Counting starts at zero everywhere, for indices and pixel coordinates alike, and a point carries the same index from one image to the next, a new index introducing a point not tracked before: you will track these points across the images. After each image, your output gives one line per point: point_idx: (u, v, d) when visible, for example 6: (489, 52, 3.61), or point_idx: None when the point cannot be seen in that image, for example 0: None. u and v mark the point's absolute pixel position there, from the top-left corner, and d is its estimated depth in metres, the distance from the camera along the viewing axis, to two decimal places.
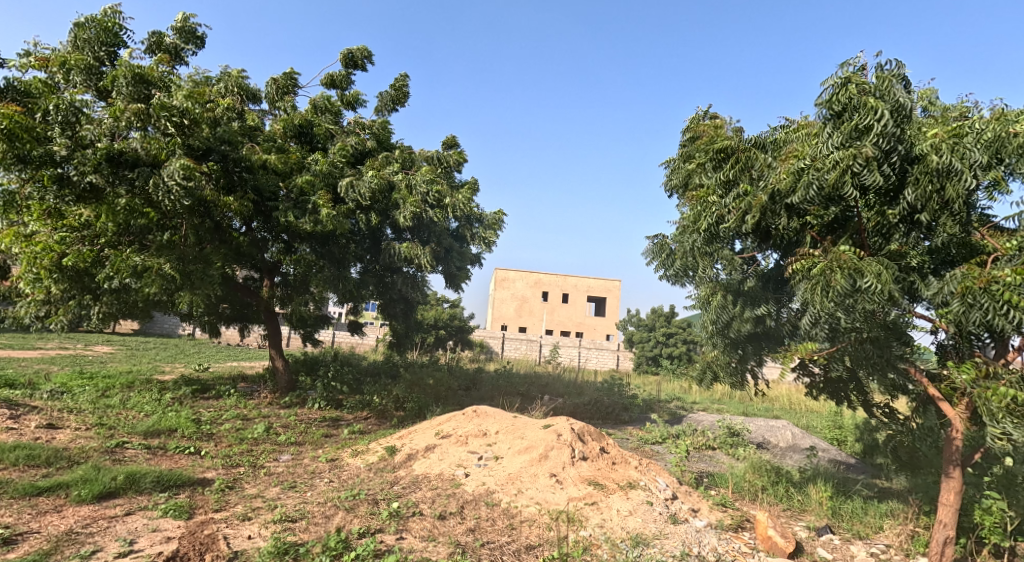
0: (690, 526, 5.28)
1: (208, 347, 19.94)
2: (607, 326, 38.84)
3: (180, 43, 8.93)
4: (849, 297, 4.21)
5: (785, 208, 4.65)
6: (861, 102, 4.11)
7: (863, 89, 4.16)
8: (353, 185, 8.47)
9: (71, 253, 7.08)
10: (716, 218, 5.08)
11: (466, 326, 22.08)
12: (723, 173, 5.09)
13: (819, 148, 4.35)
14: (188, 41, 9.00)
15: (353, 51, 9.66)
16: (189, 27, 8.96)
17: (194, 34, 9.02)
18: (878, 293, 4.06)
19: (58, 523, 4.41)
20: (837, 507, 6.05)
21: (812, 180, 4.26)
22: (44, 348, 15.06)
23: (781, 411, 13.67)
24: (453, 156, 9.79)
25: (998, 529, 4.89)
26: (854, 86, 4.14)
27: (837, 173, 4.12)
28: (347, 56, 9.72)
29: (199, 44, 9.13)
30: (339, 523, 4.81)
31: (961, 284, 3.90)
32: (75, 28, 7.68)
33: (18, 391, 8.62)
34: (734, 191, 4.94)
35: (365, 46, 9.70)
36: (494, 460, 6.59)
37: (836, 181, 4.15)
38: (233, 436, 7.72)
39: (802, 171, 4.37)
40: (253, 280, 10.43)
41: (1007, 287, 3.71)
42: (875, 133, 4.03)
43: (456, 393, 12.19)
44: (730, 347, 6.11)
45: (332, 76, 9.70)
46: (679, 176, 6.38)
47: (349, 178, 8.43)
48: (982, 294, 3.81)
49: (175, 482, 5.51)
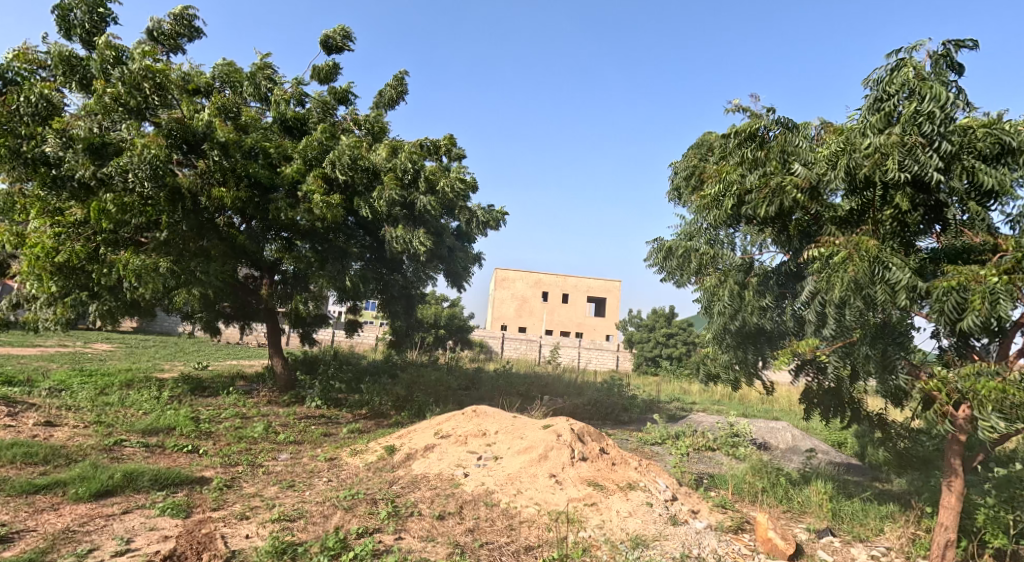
0: (690, 528, 5.25)
1: (208, 346, 19.96)
2: (607, 327, 38.92)
3: (178, 31, 8.93)
4: (865, 288, 4.15)
5: (812, 191, 4.56)
6: (909, 87, 4.05)
7: (916, 74, 4.09)
8: (337, 159, 8.36)
9: (66, 250, 7.02)
10: (737, 198, 4.91)
11: (466, 326, 22.09)
12: (748, 152, 4.98)
13: (858, 134, 4.33)
14: (187, 28, 8.99)
15: (331, 34, 9.63)
16: (188, 16, 8.92)
17: (191, 22, 8.97)
18: (895, 285, 4.04)
19: (55, 522, 4.39)
20: (838, 509, 6.03)
21: (845, 161, 4.22)
22: (44, 345, 15.08)
23: (781, 412, 13.68)
24: (443, 142, 9.65)
25: (1001, 533, 4.84)
26: (910, 67, 4.09)
27: (879, 158, 4.02)
28: (328, 41, 9.70)
29: (196, 34, 9.11)
30: (337, 523, 4.79)
31: (943, 282, 3.94)
32: (59, 9, 7.89)
33: (17, 389, 8.61)
34: (760, 169, 4.81)
35: (344, 27, 9.68)
36: (494, 460, 6.57)
37: (878, 166, 4.05)
38: (231, 435, 7.69)
39: (843, 153, 4.27)
40: (253, 277, 10.42)
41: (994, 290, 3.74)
42: (926, 121, 3.93)
43: (456, 393, 12.13)
44: (731, 347, 6.05)
45: (320, 68, 9.67)
46: (698, 167, 6.30)
47: (336, 150, 8.35)
48: (953, 290, 3.91)
49: (173, 481, 5.48)
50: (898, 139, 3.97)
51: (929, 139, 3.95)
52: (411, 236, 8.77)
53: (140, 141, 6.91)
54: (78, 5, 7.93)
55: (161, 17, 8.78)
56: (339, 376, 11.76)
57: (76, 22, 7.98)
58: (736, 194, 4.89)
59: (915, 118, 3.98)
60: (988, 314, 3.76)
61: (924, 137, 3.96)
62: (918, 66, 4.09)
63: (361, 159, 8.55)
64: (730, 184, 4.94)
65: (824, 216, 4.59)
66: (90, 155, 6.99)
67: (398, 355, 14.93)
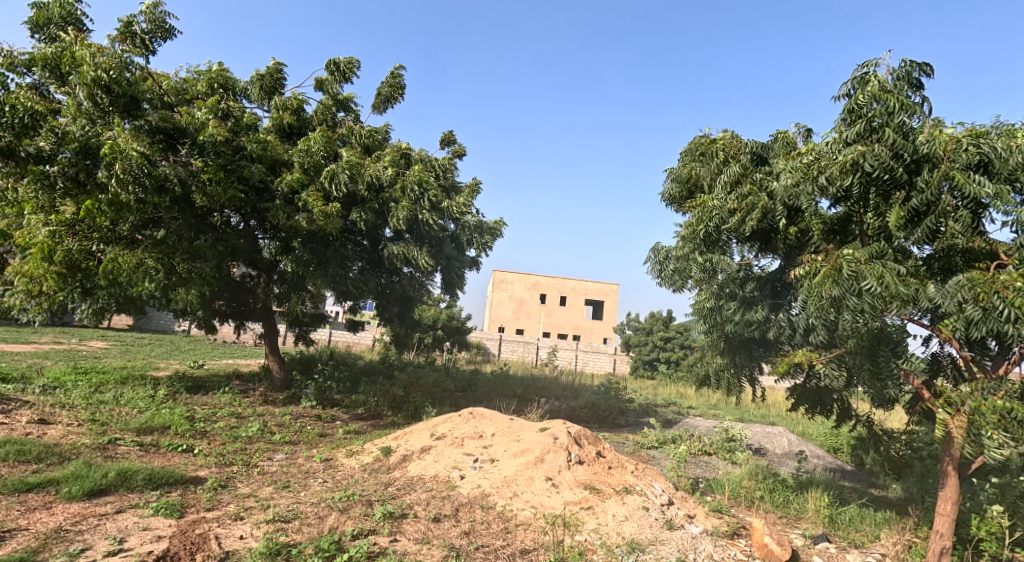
0: (686, 532, 5.23)
1: (204, 344, 19.86)
2: (603, 330, 39.05)
3: (153, 30, 8.38)
4: (857, 301, 4.16)
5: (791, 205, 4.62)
6: (879, 99, 4.10)
7: (881, 87, 4.18)
8: (335, 174, 8.17)
9: (63, 249, 7.08)
10: (719, 216, 4.97)
11: (464, 327, 22.06)
12: (725, 173, 5.10)
13: (831, 147, 4.38)
14: (161, 29, 8.42)
15: (340, 63, 9.62)
16: (160, 14, 8.34)
17: (165, 23, 8.41)
18: (884, 294, 4.03)
19: (47, 521, 4.34)
20: (834, 516, 6.03)
21: (814, 177, 4.32)
22: (39, 342, 14.95)
23: (777, 417, 13.75)
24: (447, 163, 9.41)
25: (996, 541, 4.86)
26: (872, 81, 4.20)
27: (849, 170, 4.10)
28: (335, 67, 9.68)
29: (172, 33, 8.55)
30: (333, 524, 4.75)
31: (974, 290, 3.80)
32: (36, 15, 7.55)
33: (10, 386, 8.56)
34: (738, 190, 4.92)
35: (353, 56, 9.63)
36: (489, 463, 6.53)
37: (847, 178, 4.14)
38: (226, 435, 7.64)
39: (809, 167, 4.40)
40: (250, 276, 10.44)
41: (1017, 292, 3.61)
42: (886, 128, 4.04)
43: (453, 394, 12.12)
44: (728, 353, 6.07)
45: (317, 79, 9.61)
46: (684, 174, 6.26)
47: (331, 167, 8.13)
48: (973, 288, 3.83)
49: (167, 480, 5.46)
50: (864, 149, 4.04)
51: (898, 148, 4.05)
52: (417, 251, 8.87)
53: (120, 139, 6.71)
54: (54, 7, 7.58)
55: (130, 16, 8.22)
56: (335, 378, 11.74)
57: (54, 28, 7.60)
58: (719, 213, 4.94)
59: (881, 126, 4.10)
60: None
61: (890, 147, 4.04)
62: (881, 78, 4.22)
63: (360, 175, 8.36)
64: (711, 203, 5.01)
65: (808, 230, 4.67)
66: (85, 158, 6.91)
67: (394, 356, 14.89)
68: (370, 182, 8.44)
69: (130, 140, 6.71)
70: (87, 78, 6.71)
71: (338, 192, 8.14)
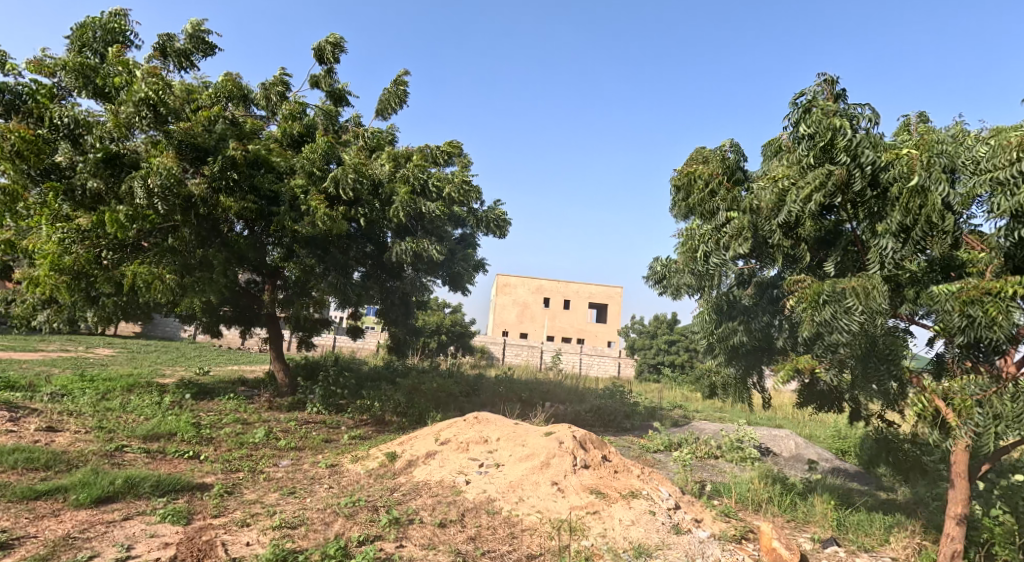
0: (693, 537, 5.20)
1: (208, 351, 19.83)
2: (608, 333, 38.64)
3: (191, 48, 8.46)
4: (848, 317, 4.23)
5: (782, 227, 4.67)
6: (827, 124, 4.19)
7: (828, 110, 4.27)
8: (339, 178, 8.19)
9: (72, 256, 7.10)
10: (712, 244, 5.02)
11: (468, 332, 22.08)
12: (706, 198, 5.13)
13: (799, 170, 4.47)
14: (200, 46, 8.50)
15: (323, 47, 9.65)
16: (201, 32, 8.43)
17: (204, 39, 8.49)
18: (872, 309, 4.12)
19: (56, 528, 4.36)
20: (843, 519, 5.99)
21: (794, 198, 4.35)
22: (47, 351, 14.96)
23: (784, 419, 13.69)
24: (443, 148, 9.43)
25: (1009, 546, 4.81)
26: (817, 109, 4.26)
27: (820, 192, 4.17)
28: (321, 50, 9.71)
29: (211, 49, 8.63)
30: (339, 530, 4.76)
31: (954, 296, 3.88)
32: (79, 28, 7.87)
33: (18, 394, 8.60)
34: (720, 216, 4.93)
35: (337, 33, 9.66)
36: (494, 468, 6.53)
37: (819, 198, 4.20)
38: (232, 442, 7.64)
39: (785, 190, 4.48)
40: (256, 283, 10.58)
41: (993, 299, 3.72)
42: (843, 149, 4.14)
43: (457, 399, 12.00)
44: (730, 358, 6.09)
45: (317, 78, 9.66)
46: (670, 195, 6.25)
47: (337, 171, 8.16)
48: (954, 295, 3.89)
49: (174, 487, 5.48)
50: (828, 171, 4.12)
51: (860, 164, 4.14)
52: (426, 243, 8.80)
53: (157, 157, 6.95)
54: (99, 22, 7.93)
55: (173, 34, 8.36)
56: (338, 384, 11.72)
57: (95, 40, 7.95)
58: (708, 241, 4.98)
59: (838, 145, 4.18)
60: (1001, 324, 3.71)
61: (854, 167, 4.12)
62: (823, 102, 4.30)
63: (363, 175, 8.41)
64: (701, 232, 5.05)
65: (800, 242, 4.81)
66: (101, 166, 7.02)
67: (398, 362, 14.82)
68: (369, 178, 8.49)
69: (165, 159, 6.89)
70: (135, 96, 7.09)
71: (344, 195, 8.19)
